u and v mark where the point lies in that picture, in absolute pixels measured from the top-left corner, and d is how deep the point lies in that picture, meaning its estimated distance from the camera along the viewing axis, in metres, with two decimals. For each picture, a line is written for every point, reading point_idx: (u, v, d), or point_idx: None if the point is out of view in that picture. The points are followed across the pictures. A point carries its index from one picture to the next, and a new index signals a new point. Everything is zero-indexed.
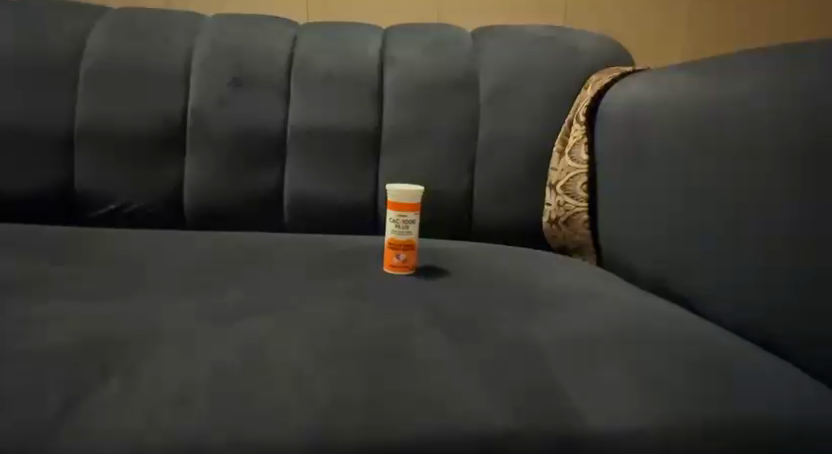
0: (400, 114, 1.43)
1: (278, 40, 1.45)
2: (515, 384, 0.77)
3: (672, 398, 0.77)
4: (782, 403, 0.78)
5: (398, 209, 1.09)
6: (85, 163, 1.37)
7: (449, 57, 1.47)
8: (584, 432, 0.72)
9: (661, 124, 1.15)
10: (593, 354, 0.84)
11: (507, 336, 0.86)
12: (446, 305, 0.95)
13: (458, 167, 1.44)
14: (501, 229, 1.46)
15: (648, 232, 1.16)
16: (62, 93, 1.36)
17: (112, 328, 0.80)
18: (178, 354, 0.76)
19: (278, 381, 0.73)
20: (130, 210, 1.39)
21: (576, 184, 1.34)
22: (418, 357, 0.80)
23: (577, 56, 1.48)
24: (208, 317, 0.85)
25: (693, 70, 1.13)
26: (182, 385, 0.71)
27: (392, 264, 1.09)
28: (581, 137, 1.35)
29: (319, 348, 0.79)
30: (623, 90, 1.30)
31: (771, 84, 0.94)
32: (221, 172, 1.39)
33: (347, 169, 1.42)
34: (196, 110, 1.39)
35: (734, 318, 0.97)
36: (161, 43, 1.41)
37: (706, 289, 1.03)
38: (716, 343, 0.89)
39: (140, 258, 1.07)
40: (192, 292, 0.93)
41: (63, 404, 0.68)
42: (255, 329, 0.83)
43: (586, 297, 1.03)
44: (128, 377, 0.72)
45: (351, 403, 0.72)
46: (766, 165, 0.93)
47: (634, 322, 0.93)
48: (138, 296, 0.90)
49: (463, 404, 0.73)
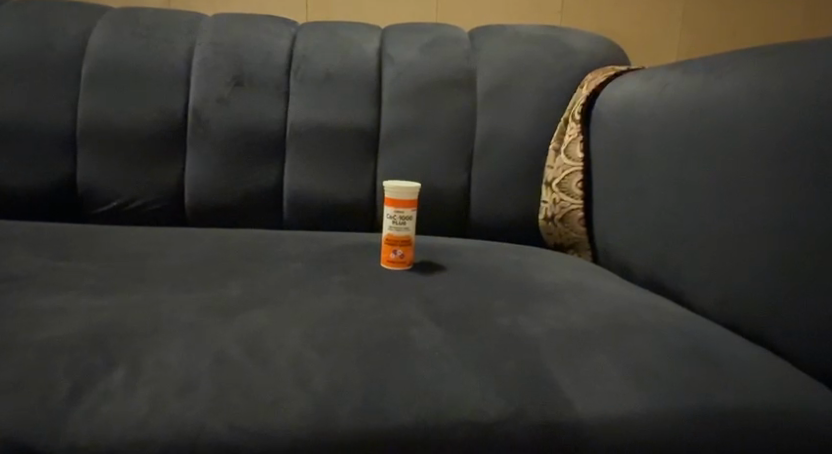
0: (399, 113, 1.46)
1: (278, 40, 1.47)
2: (508, 374, 0.79)
3: (661, 387, 0.79)
4: (769, 393, 0.80)
5: (395, 206, 1.11)
6: (86, 161, 1.39)
7: (447, 57, 1.49)
8: (574, 420, 0.75)
9: (655, 122, 1.17)
10: (585, 346, 0.86)
11: (500, 330, 0.88)
12: (442, 299, 0.98)
13: (455, 164, 1.46)
14: (498, 225, 1.48)
15: (642, 229, 1.18)
16: (66, 92, 1.39)
17: (115, 321, 0.83)
18: (181, 345, 0.79)
19: (278, 370, 0.76)
20: (132, 206, 1.41)
21: (571, 181, 1.36)
22: (414, 349, 0.82)
23: (574, 55, 1.50)
24: (208, 310, 0.88)
25: (687, 69, 1.15)
26: (185, 374, 0.74)
27: (389, 260, 1.12)
28: (577, 135, 1.37)
29: (318, 340, 0.82)
30: (619, 89, 1.32)
31: (763, 83, 0.97)
32: (222, 169, 1.41)
33: (346, 166, 1.44)
34: (197, 108, 1.41)
35: (724, 311, 0.99)
36: (164, 42, 1.43)
37: (698, 285, 1.05)
38: (705, 336, 0.91)
39: (144, 253, 1.09)
40: (194, 286, 0.96)
41: (68, 393, 0.71)
42: (256, 322, 0.85)
43: (580, 292, 1.05)
44: (131, 367, 0.75)
45: (350, 392, 0.74)
46: (758, 162, 0.95)
47: (626, 316, 0.95)
48: (140, 290, 0.93)
49: (458, 393, 0.76)
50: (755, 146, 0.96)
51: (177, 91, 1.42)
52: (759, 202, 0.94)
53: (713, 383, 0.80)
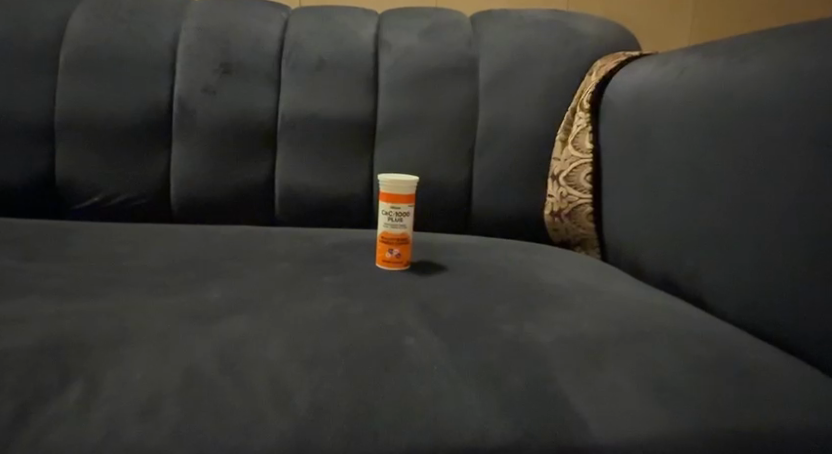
0: (396, 102, 1.37)
1: (268, 25, 1.39)
2: (511, 391, 0.71)
3: (680, 404, 0.71)
4: (803, 409, 0.72)
5: (390, 201, 1.02)
6: (66, 155, 1.32)
7: (447, 42, 1.41)
8: (584, 444, 0.67)
9: (670, 110, 1.09)
10: (598, 358, 0.78)
11: (503, 338, 0.81)
12: (440, 303, 0.89)
13: (456, 158, 1.38)
14: (501, 222, 1.40)
15: (657, 225, 1.10)
16: (44, 82, 1.31)
17: (78, 330, 0.75)
18: (148, 359, 0.71)
19: (254, 388, 0.68)
20: (115, 203, 1.33)
21: (580, 175, 1.28)
22: (408, 362, 0.74)
23: (581, 40, 1.41)
24: (184, 317, 0.80)
25: (705, 52, 1.06)
26: (149, 391, 0.66)
27: (384, 259, 1.04)
28: (586, 126, 1.29)
29: (302, 352, 0.74)
30: (630, 76, 1.23)
31: (786, 65, 0.88)
32: (208, 162, 1.34)
33: (341, 160, 1.37)
34: (182, 97, 1.33)
35: (747, 317, 0.91)
36: (146, 28, 1.35)
37: (717, 286, 0.97)
38: (728, 343, 0.83)
39: (121, 252, 1.02)
40: (171, 290, 0.88)
41: (16, 413, 0.63)
42: (233, 330, 0.78)
43: (589, 294, 0.97)
44: (90, 384, 0.67)
45: (334, 411, 0.66)
46: (784, 152, 0.87)
47: (640, 323, 0.87)
48: (111, 294, 0.85)
49: (456, 414, 0.68)
50: (780, 135, 0.87)
51: (161, 80, 1.33)
52: (782, 197, 0.86)
53: (737, 399, 0.72)
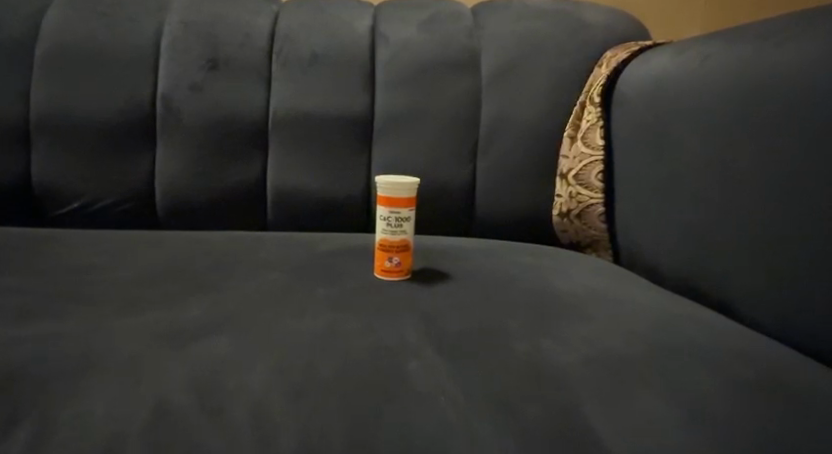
0: (393, 99, 1.29)
1: (258, 18, 1.31)
2: (528, 424, 0.62)
3: (715, 430, 0.63)
4: None
5: (389, 205, 0.94)
6: (42, 159, 1.24)
7: (447, 34, 1.33)
8: None
9: (689, 101, 1.00)
10: (618, 379, 0.70)
11: (514, 358, 0.73)
12: (444, 318, 0.81)
13: (458, 157, 1.30)
14: (507, 225, 1.32)
15: (676, 226, 1.02)
16: (18, 81, 1.23)
17: (38, 356, 0.67)
18: (114, 389, 0.63)
19: (232, 421, 0.60)
20: (96, 208, 1.25)
21: (590, 172, 1.20)
22: (408, 388, 0.66)
23: (590, 30, 1.33)
24: (159, 338, 0.72)
25: (728, 38, 0.98)
26: (111, 427, 0.59)
27: (383, 268, 0.96)
28: (596, 120, 1.21)
29: (290, 378, 0.66)
30: (644, 66, 1.15)
31: (820, 48, 0.79)
32: (194, 164, 1.26)
33: (336, 161, 1.28)
34: (165, 95, 1.25)
35: (777, 326, 0.83)
36: (128, 22, 1.27)
37: (744, 294, 0.89)
38: (761, 359, 0.75)
39: (98, 264, 0.94)
40: (148, 306, 0.80)
41: None
42: (214, 354, 0.70)
43: (606, 304, 0.89)
44: (46, 419, 0.59)
45: (321, 445, 0.58)
46: (816, 142, 0.78)
47: (664, 337, 0.79)
48: (79, 312, 0.77)
49: (460, 447, 0.59)
50: (810, 126, 0.79)
51: (143, 78, 1.25)
52: (816, 194, 0.77)
53: (786, 428, 0.63)
